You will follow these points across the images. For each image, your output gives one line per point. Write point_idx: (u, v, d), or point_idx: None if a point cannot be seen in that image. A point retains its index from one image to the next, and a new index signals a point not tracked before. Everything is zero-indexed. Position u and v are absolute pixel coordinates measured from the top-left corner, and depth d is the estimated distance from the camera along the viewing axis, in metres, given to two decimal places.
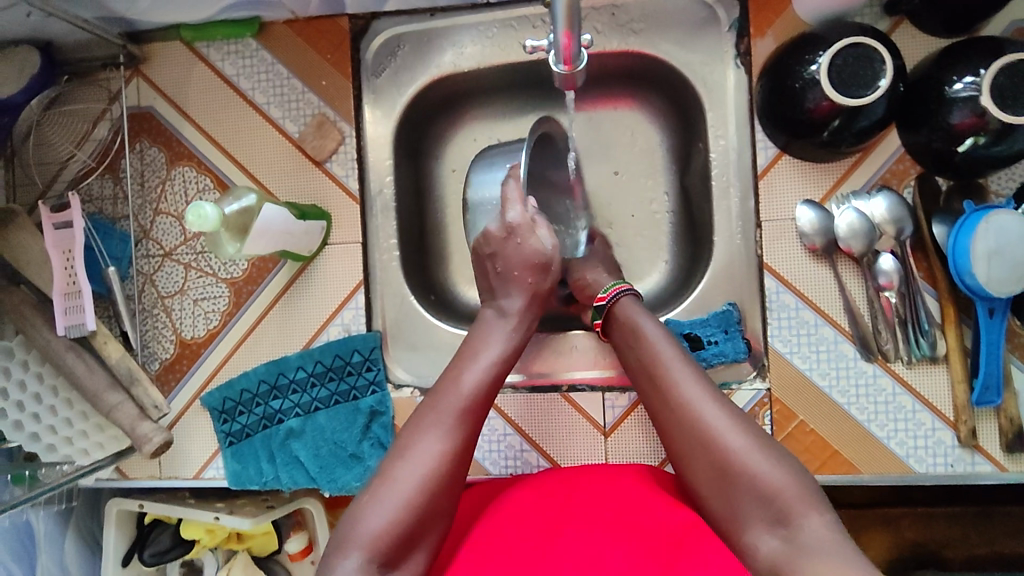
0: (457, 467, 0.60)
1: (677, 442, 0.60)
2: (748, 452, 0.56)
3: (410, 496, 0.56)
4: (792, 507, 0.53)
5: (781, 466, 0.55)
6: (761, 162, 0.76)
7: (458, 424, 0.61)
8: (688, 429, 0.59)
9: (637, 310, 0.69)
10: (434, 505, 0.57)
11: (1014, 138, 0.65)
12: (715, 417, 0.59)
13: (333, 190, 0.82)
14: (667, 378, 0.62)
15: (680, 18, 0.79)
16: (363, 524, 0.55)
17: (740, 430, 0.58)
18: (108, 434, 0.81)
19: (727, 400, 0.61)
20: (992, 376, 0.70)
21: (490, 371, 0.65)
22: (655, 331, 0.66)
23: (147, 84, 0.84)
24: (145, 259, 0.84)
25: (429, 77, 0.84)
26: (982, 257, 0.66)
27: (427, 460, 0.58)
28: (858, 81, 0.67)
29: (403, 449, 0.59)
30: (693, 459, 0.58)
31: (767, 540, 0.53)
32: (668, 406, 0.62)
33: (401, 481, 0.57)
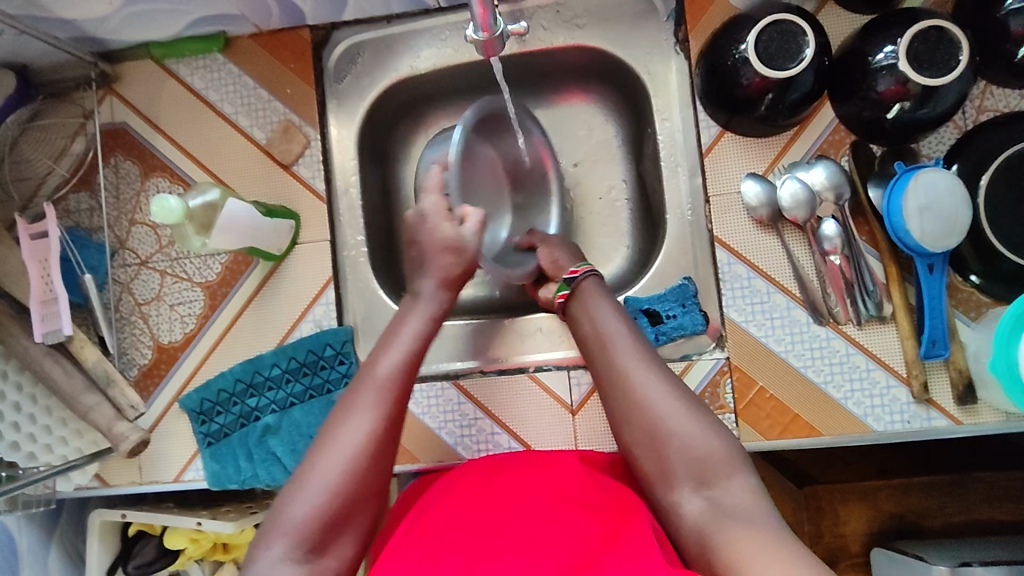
0: (383, 447, 0.61)
1: (614, 408, 0.63)
2: (679, 420, 0.59)
3: (333, 484, 0.58)
4: (718, 474, 0.57)
5: (710, 433, 0.59)
6: (706, 141, 0.80)
7: (380, 405, 0.62)
8: (628, 396, 0.62)
9: (594, 284, 0.72)
10: (360, 487, 0.59)
11: (937, 100, 0.69)
12: (653, 386, 0.61)
13: (301, 192, 0.85)
14: (615, 349, 0.65)
15: (621, 12, 0.83)
16: (286, 512, 0.57)
17: (677, 400, 0.61)
18: (87, 439, 0.83)
19: (668, 372, 0.64)
20: (937, 330, 0.73)
21: (410, 351, 0.67)
22: (605, 304, 0.69)
23: (120, 101, 0.88)
24: (121, 268, 0.87)
25: (389, 81, 0.88)
26: (915, 214, 0.70)
27: (349, 446, 0.60)
28: (783, 54, 0.71)
29: (328, 437, 0.61)
30: (629, 424, 0.61)
31: (690, 502, 0.57)
32: (610, 374, 0.64)
33: (323, 470, 0.59)
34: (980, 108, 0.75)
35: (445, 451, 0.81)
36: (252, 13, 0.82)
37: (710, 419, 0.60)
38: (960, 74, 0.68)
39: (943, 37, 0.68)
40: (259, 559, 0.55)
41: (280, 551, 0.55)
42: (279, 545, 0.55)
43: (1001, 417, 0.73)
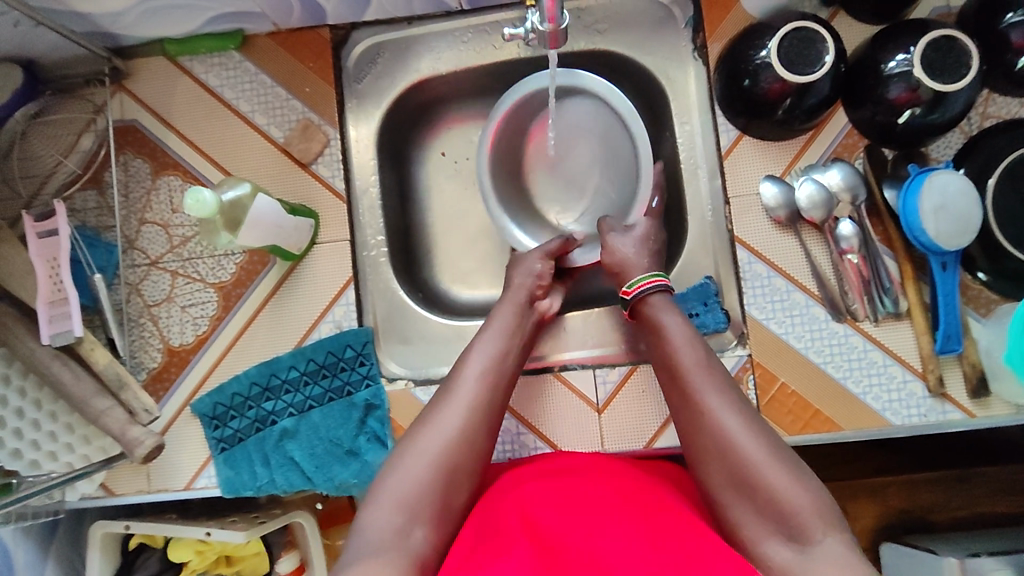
0: (478, 431, 0.64)
1: (693, 445, 0.61)
2: (762, 463, 0.56)
3: (434, 459, 0.61)
4: (807, 525, 0.53)
5: (801, 482, 0.55)
6: (725, 144, 0.82)
7: (478, 391, 0.66)
8: (706, 435, 0.60)
9: (663, 308, 0.71)
10: (455, 468, 0.61)
11: (946, 106, 0.73)
12: (735, 425, 0.59)
13: (320, 191, 0.84)
14: (693, 383, 0.63)
15: (639, 18, 0.85)
16: (386, 486, 0.59)
17: (759, 441, 0.58)
18: (96, 445, 0.79)
19: (749, 410, 0.61)
20: (951, 325, 0.76)
21: (501, 345, 0.71)
22: (681, 330, 0.67)
23: (132, 99, 0.86)
24: (131, 268, 0.85)
25: (408, 82, 0.88)
26: (930, 214, 0.73)
27: (447, 428, 0.63)
28: (803, 60, 0.73)
29: (428, 420, 0.64)
30: (712, 465, 0.59)
31: (777, 549, 0.54)
32: (690, 410, 0.62)
33: (424, 446, 0.62)
34: (984, 114, 0.79)
35: None
36: (273, 11, 0.81)
37: (799, 465, 0.56)
38: (969, 81, 0.71)
39: (953, 46, 0.71)
40: (364, 529, 0.57)
41: (387, 522, 0.57)
42: (384, 518, 0.57)
43: (1012, 409, 0.76)
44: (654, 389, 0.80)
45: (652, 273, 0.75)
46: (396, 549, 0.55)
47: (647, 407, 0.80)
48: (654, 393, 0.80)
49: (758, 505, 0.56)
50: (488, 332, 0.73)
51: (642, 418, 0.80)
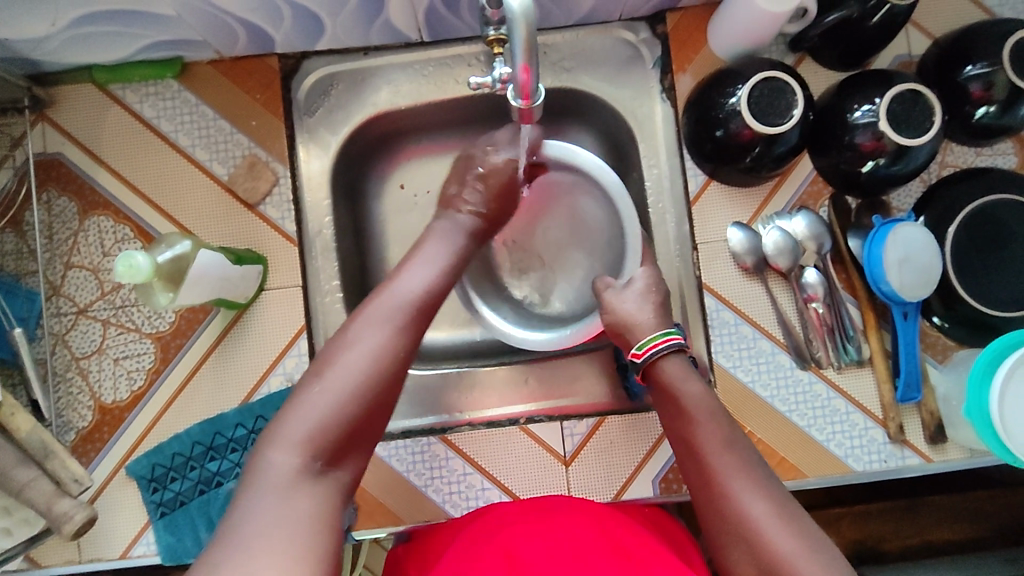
0: (399, 358, 0.59)
1: (717, 527, 0.59)
2: (792, 553, 0.53)
3: (349, 388, 0.55)
4: None
5: (830, 569, 0.53)
6: (693, 188, 0.81)
7: (400, 321, 0.60)
8: (731, 520, 0.57)
9: (679, 374, 0.68)
10: (373, 398, 0.56)
11: (908, 158, 0.73)
12: (762, 512, 0.56)
13: (269, 234, 0.79)
14: (718, 465, 0.61)
15: (607, 56, 0.83)
16: (291, 422, 0.53)
17: (787, 529, 0.55)
18: (17, 517, 0.71)
19: (774, 489, 0.59)
20: (911, 374, 0.77)
21: (428, 272, 0.66)
22: (704, 403, 0.65)
23: (55, 129, 0.78)
24: (55, 318, 0.77)
25: (365, 116, 0.83)
26: (894, 265, 0.73)
27: (363, 356, 0.57)
28: (773, 111, 0.72)
29: (344, 342, 0.58)
30: (735, 551, 0.57)
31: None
32: (711, 493, 0.60)
33: (341, 370, 0.56)
34: (942, 163, 0.81)
35: (432, 510, 0.77)
36: (216, 39, 0.75)
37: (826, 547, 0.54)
38: (933, 135, 0.71)
39: (918, 99, 0.72)
40: (266, 465, 0.51)
41: (293, 455, 0.51)
42: (292, 449, 0.51)
43: (966, 453, 0.78)
44: (621, 441, 0.78)
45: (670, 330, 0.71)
46: (304, 488, 0.51)
47: (615, 459, 0.78)
48: (621, 445, 0.78)
49: None
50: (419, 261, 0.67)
51: (609, 471, 0.78)
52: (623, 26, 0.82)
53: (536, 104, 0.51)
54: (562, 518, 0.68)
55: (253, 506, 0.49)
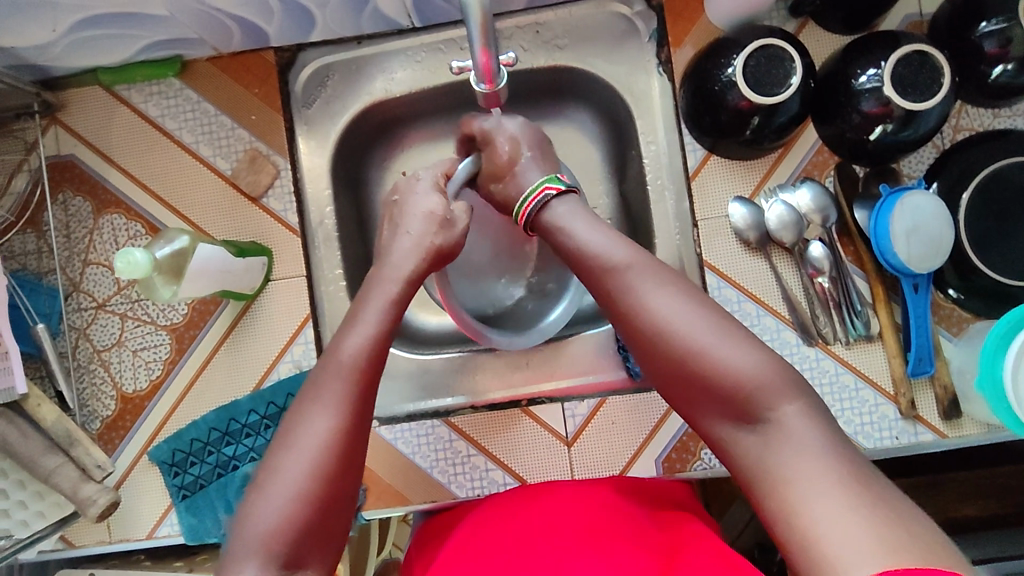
0: (358, 431, 0.53)
1: (635, 343, 0.55)
2: (705, 343, 0.51)
3: (300, 487, 0.49)
4: (757, 397, 0.49)
5: (742, 349, 0.51)
6: (692, 164, 0.79)
7: (344, 388, 0.54)
8: (642, 334, 0.54)
9: (564, 216, 0.65)
10: (332, 491, 0.50)
11: (918, 123, 0.69)
12: (666, 313, 0.53)
13: (272, 225, 0.80)
14: (616, 281, 0.57)
15: (602, 32, 0.82)
16: (245, 537, 0.48)
17: (696, 318, 0.52)
18: (49, 501, 0.75)
19: (682, 287, 0.55)
20: (923, 347, 0.74)
21: (367, 326, 0.59)
22: (591, 235, 0.61)
23: (67, 132, 0.82)
24: (76, 313, 0.81)
25: (362, 105, 0.84)
26: (902, 236, 0.71)
27: (314, 442, 0.51)
28: (771, 80, 0.70)
29: (291, 430, 0.52)
30: (655, 365, 0.54)
31: (733, 435, 0.50)
32: (622, 315, 0.56)
33: (290, 470, 0.50)
34: (956, 127, 0.77)
35: (438, 490, 0.79)
36: (211, 36, 0.76)
37: (738, 333, 0.52)
38: (942, 97, 0.68)
39: (925, 61, 0.68)
40: None
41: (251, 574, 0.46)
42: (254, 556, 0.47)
43: (983, 428, 0.75)
44: (623, 421, 0.78)
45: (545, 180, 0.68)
46: None
47: (618, 439, 0.78)
48: (623, 424, 0.78)
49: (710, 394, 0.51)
50: (362, 316, 0.60)
51: (612, 450, 0.78)
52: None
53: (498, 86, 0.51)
54: (570, 503, 0.67)
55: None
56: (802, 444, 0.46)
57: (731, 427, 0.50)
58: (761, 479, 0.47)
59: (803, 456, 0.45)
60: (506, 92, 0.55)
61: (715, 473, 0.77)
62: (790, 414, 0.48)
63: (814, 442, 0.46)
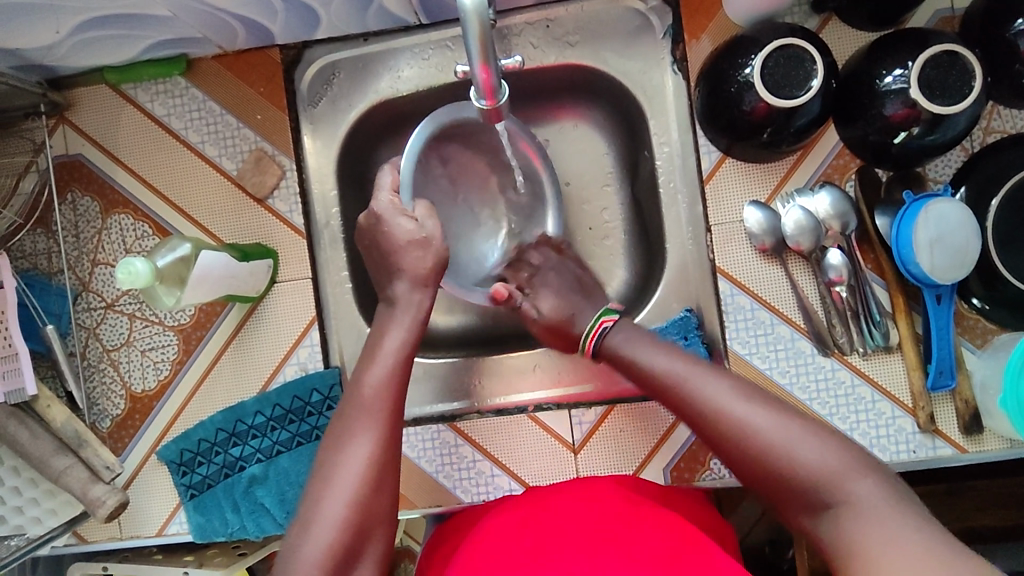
0: (391, 456, 0.60)
1: (722, 453, 0.59)
2: (787, 441, 0.55)
3: (340, 515, 0.55)
4: (833, 484, 0.52)
5: (824, 449, 0.54)
6: (706, 166, 0.77)
7: (377, 423, 0.60)
8: (726, 436, 0.58)
9: (625, 341, 0.69)
10: (368, 511, 0.57)
11: (946, 127, 0.66)
12: (746, 415, 0.57)
13: (277, 227, 0.80)
14: (689, 392, 0.61)
15: (616, 28, 0.79)
16: (300, 559, 0.54)
17: (780, 418, 0.57)
18: (60, 499, 0.77)
19: (760, 395, 0.59)
20: (944, 360, 0.72)
21: (390, 363, 0.64)
22: (660, 356, 0.65)
23: (75, 132, 0.81)
24: (86, 312, 0.81)
25: (368, 103, 0.82)
26: (925, 247, 0.68)
27: (353, 470, 0.57)
28: (790, 82, 0.67)
29: (331, 462, 0.58)
30: (738, 464, 0.57)
31: (819, 528, 0.53)
32: (706, 421, 0.59)
33: (332, 500, 0.56)
34: (987, 129, 0.73)
35: (443, 495, 0.79)
36: (216, 35, 0.75)
37: (818, 434, 0.55)
38: (972, 101, 0.65)
39: (956, 62, 0.65)
40: None
41: None
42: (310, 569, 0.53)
43: (1005, 444, 0.73)
44: (630, 429, 0.77)
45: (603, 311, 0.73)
46: None
47: (625, 447, 0.77)
48: (632, 432, 0.77)
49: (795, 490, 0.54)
50: (383, 348, 0.66)
51: (619, 458, 0.77)
52: None
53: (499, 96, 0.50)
54: (576, 504, 0.66)
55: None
56: (886, 519, 0.49)
57: (808, 517, 0.54)
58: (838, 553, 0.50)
59: (887, 530, 0.48)
60: (508, 109, 0.56)
61: (725, 483, 0.76)
62: (866, 495, 0.51)
63: (897, 517, 0.49)
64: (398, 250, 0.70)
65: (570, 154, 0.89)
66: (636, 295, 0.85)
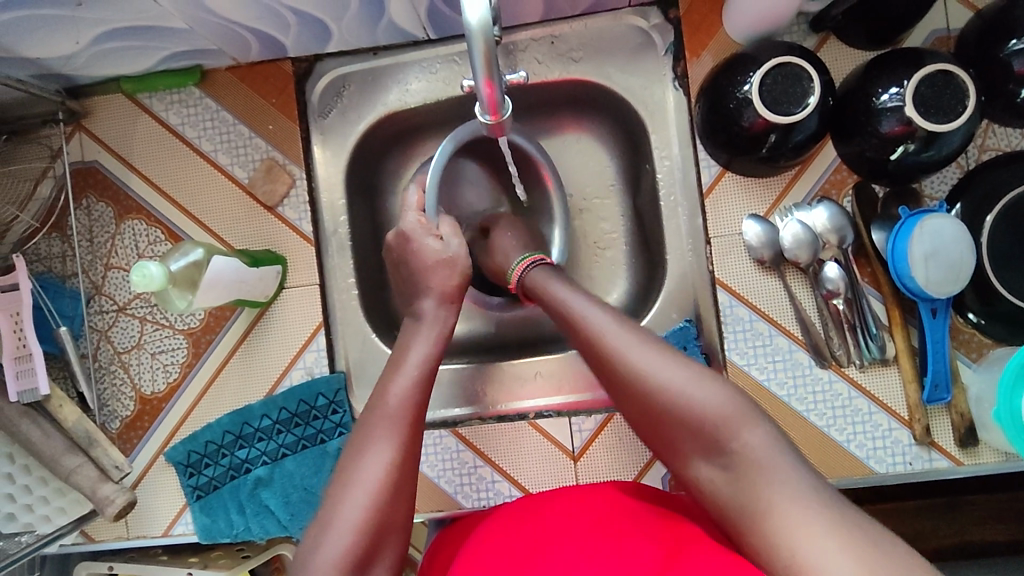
0: (411, 464, 0.61)
1: (618, 392, 0.59)
2: (678, 385, 0.55)
3: (357, 521, 0.56)
4: (726, 432, 0.52)
5: (717, 392, 0.54)
6: (707, 180, 0.78)
7: (398, 431, 0.61)
8: (622, 377, 0.57)
9: (545, 279, 0.70)
10: (385, 518, 0.57)
11: (941, 144, 0.68)
12: (641, 357, 0.57)
13: (286, 234, 0.82)
14: (593, 331, 0.61)
15: (618, 44, 0.81)
16: (317, 562, 0.54)
17: (676, 361, 0.57)
18: (69, 497, 0.80)
19: (654, 338, 0.60)
20: (939, 373, 0.73)
21: (415, 374, 0.65)
22: (569, 295, 0.65)
23: (92, 139, 0.84)
24: (98, 315, 0.83)
25: (377, 115, 0.84)
26: (920, 261, 0.69)
27: (371, 476, 0.58)
28: (788, 99, 0.69)
29: (350, 468, 0.59)
30: (632, 406, 0.57)
31: (706, 471, 0.53)
32: (606, 362, 0.59)
33: (349, 506, 0.57)
34: (982, 147, 0.75)
35: (445, 500, 0.80)
36: (230, 48, 0.77)
37: (709, 377, 0.55)
38: (966, 118, 0.66)
39: (950, 80, 0.66)
40: None
41: None
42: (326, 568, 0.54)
43: (999, 457, 0.74)
44: (629, 438, 0.78)
45: (529, 255, 0.76)
46: None
47: (625, 455, 0.78)
48: (631, 440, 0.78)
49: (693, 437, 0.54)
50: (408, 358, 0.66)
51: (618, 466, 0.78)
52: (634, 12, 0.80)
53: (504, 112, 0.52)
54: (572, 511, 0.67)
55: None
56: (772, 471, 0.49)
57: (702, 462, 0.54)
58: (744, 515, 0.50)
59: (777, 485, 0.48)
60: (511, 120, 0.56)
61: None
62: (758, 444, 0.51)
63: (790, 472, 0.49)
64: (426, 270, 0.73)
65: (574, 166, 0.91)
66: (637, 305, 0.86)
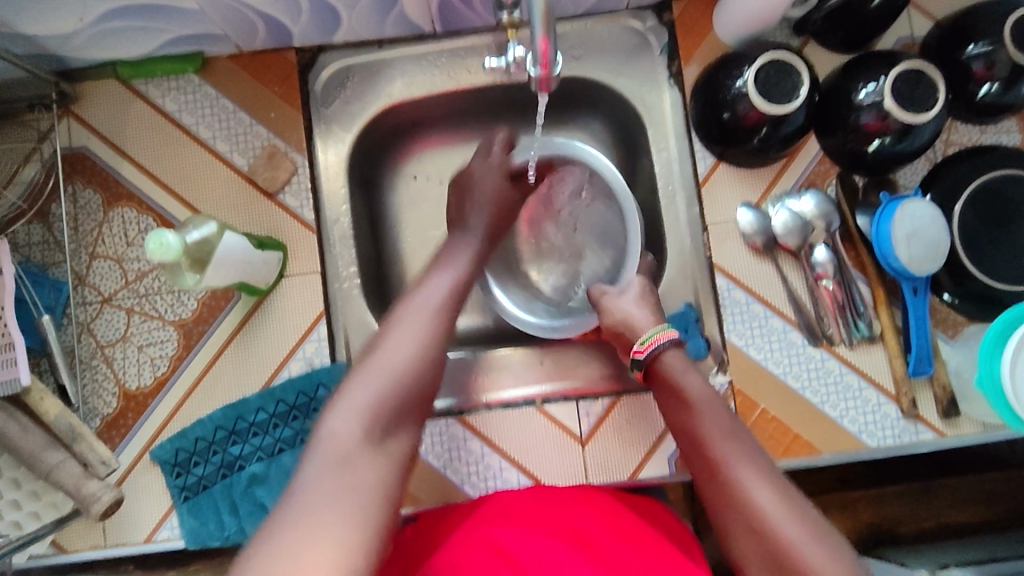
0: (436, 350, 0.62)
1: (726, 518, 0.58)
2: (797, 540, 0.53)
3: (400, 366, 0.59)
4: None
5: (834, 559, 0.52)
6: (702, 171, 0.83)
7: (439, 301, 0.66)
8: (736, 506, 0.57)
9: (681, 368, 0.69)
10: (425, 373, 0.60)
11: (914, 136, 0.74)
12: (764, 495, 0.56)
13: (288, 221, 0.80)
14: (720, 449, 0.61)
15: (616, 44, 0.85)
16: (354, 394, 0.56)
17: (791, 513, 0.55)
18: (45, 501, 0.72)
19: (779, 478, 0.58)
20: (923, 348, 0.78)
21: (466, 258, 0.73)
22: (700, 395, 0.66)
23: (80, 124, 0.81)
24: (81, 307, 0.79)
25: (379, 106, 0.85)
26: (903, 240, 0.74)
27: (416, 332, 0.62)
28: (780, 91, 0.74)
29: (391, 327, 0.62)
30: (742, 539, 0.56)
31: None
32: (725, 487, 0.58)
33: (393, 350, 0.60)
34: (947, 142, 0.82)
35: (452, 490, 0.78)
36: (236, 33, 0.77)
37: (832, 542, 0.53)
38: (937, 112, 0.72)
39: (923, 77, 0.73)
40: (325, 435, 0.53)
41: (349, 429, 0.54)
42: (351, 426, 0.54)
43: (979, 427, 0.79)
44: (636, 420, 0.79)
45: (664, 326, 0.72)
46: (367, 457, 0.53)
47: (632, 436, 0.79)
48: (637, 423, 0.79)
49: None
50: (462, 244, 0.76)
51: (625, 450, 0.79)
52: (631, 14, 0.85)
53: (553, 72, 0.58)
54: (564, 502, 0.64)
55: (298, 504, 0.48)
56: None
57: None
58: None
59: None
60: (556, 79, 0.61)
61: None
62: None
63: None
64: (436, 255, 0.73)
65: None
66: None
